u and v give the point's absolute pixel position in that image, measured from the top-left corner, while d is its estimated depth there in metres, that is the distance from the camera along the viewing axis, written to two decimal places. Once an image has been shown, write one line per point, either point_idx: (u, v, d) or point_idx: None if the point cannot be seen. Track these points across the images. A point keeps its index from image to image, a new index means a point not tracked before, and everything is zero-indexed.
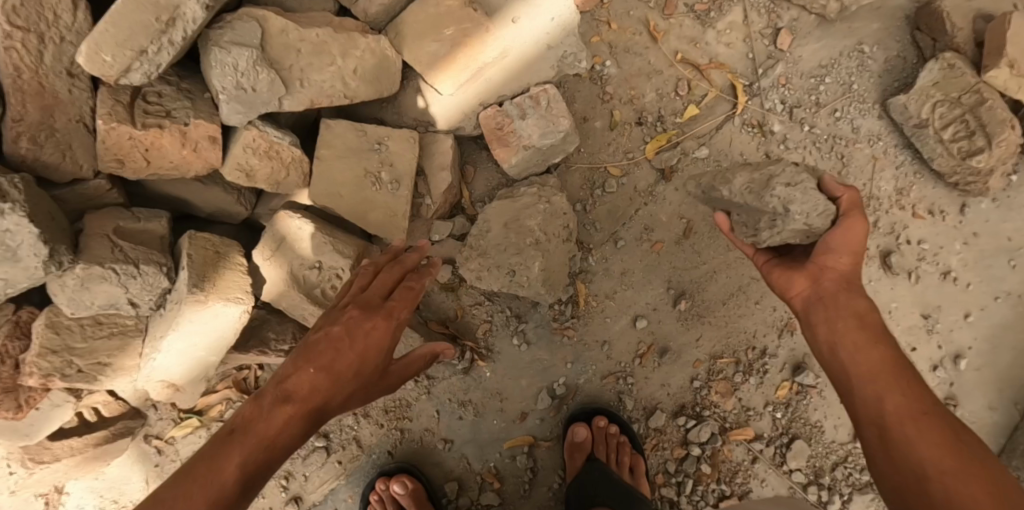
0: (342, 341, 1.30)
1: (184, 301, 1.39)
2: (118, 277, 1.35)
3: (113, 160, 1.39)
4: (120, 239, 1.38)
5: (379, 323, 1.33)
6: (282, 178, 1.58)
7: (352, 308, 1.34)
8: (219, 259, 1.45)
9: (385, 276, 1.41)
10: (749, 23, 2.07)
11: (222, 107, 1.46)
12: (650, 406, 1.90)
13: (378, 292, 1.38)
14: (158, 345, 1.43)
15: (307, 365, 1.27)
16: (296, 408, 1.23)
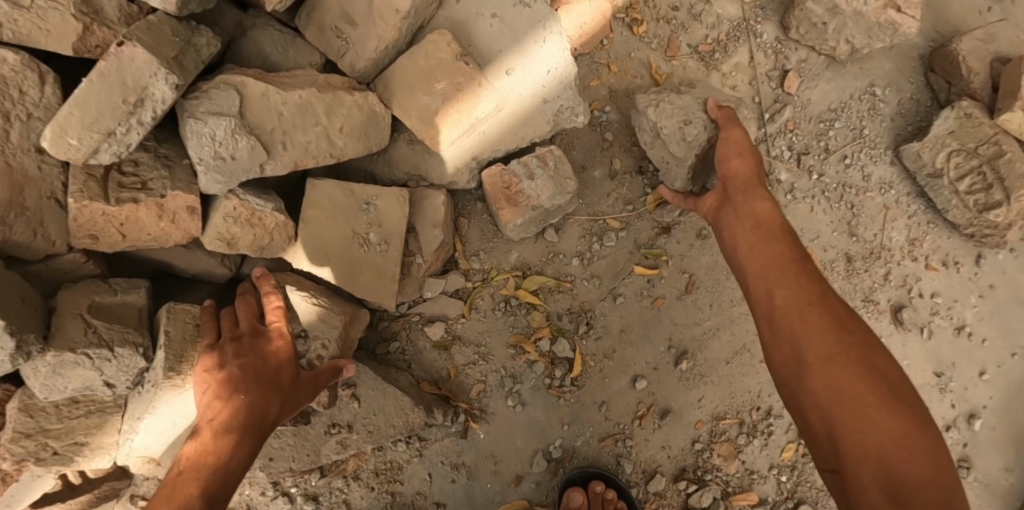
0: (250, 363, 1.32)
1: (161, 385, 1.34)
2: (92, 361, 1.30)
3: (87, 236, 1.34)
4: (95, 318, 1.33)
5: (277, 336, 1.38)
6: (265, 243, 1.52)
7: (241, 335, 1.37)
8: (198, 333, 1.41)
9: (248, 303, 1.43)
10: (756, 64, 1.99)
11: (200, 177, 1.39)
12: (650, 469, 1.83)
13: (250, 319, 1.40)
14: (136, 426, 1.39)
15: (230, 392, 1.28)
16: (240, 429, 1.24)
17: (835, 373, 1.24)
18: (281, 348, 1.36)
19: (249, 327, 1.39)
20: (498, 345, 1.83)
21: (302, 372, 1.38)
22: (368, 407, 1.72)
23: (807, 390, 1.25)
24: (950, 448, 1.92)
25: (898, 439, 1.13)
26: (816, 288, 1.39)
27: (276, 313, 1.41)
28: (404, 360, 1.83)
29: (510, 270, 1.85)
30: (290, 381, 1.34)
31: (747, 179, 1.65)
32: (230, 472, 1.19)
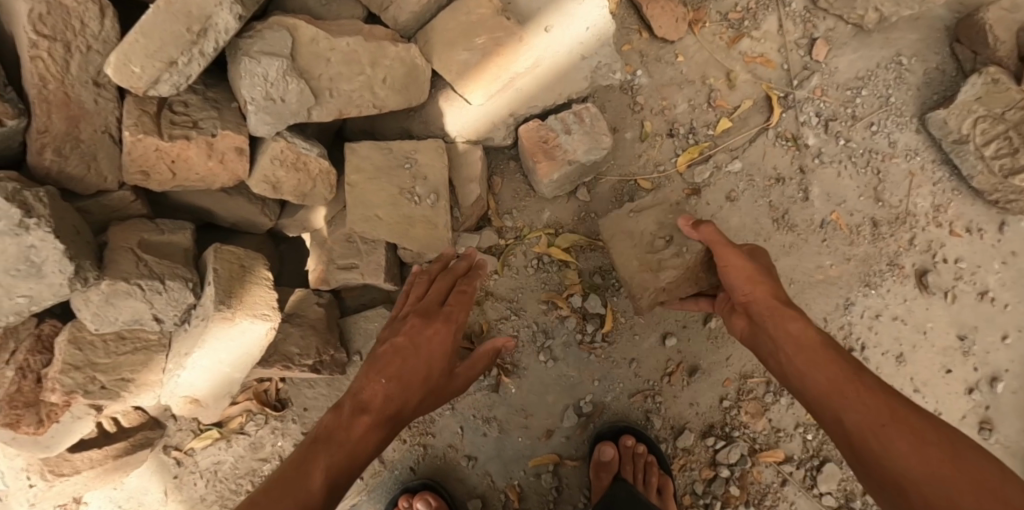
0: (402, 347, 1.44)
1: (212, 318, 1.35)
2: (143, 293, 1.31)
3: (138, 172, 1.34)
4: (145, 253, 1.35)
5: (438, 329, 1.47)
6: (308, 190, 1.52)
7: (415, 316, 1.49)
8: (244, 273, 1.42)
9: (439, 284, 1.55)
10: (784, 33, 2.02)
11: (250, 117, 1.40)
12: (679, 425, 1.86)
13: (434, 299, 1.52)
14: (183, 362, 1.40)
15: (378, 373, 1.40)
16: (377, 413, 1.35)
17: (892, 444, 1.18)
18: (439, 335, 1.47)
19: (430, 307, 1.51)
20: (530, 301, 1.85)
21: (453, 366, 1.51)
22: None
23: (840, 419, 1.26)
24: (971, 410, 1.95)
25: (928, 465, 1.14)
26: (852, 375, 1.29)
27: (457, 301, 1.53)
28: None
29: (542, 228, 1.88)
30: (441, 375, 1.46)
31: (772, 302, 1.47)
32: (357, 456, 1.28)
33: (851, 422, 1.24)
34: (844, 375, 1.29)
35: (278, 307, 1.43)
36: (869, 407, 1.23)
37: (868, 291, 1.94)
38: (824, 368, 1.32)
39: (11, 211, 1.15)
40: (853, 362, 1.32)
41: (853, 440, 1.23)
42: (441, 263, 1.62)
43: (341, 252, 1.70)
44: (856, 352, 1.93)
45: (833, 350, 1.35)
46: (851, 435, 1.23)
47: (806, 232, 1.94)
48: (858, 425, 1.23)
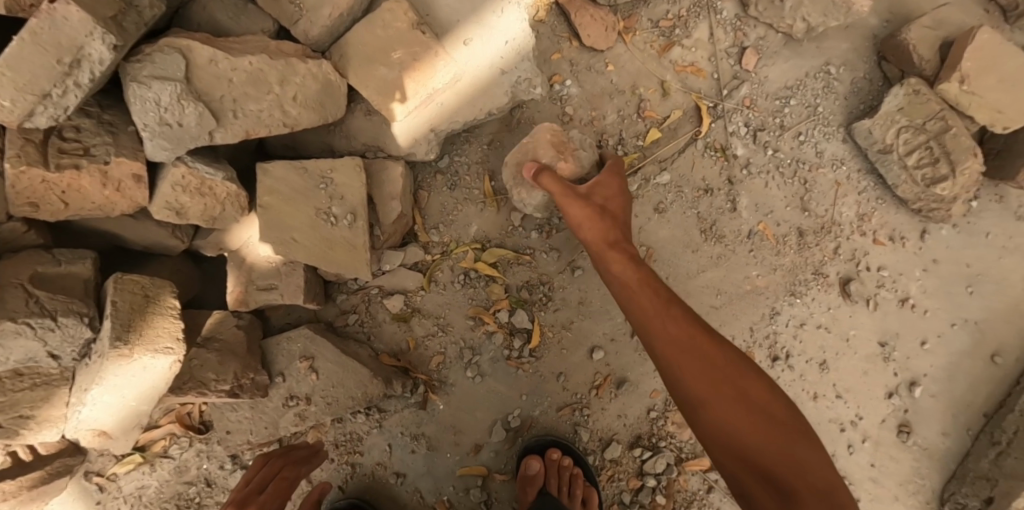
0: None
1: (108, 354, 1.30)
2: (34, 330, 1.28)
3: (26, 204, 1.27)
4: (37, 288, 1.30)
5: None
6: (217, 213, 1.47)
7: (232, 507, 1.49)
8: (147, 304, 1.36)
9: (265, 472, 1.58)
10: (715, 40, 2.01)
11: (146, 143, 1.34)
12: (607, 437, 1.87)
13: (255, 487, 1.54)
14: (83, 398, 1.34)
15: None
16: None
17: (729, 412, 1.33)
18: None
19: (248, 496, 1.52)
20: (457, 317, 1.84)
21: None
22: (326, 379, 1.73)
23: (676, 379, 1.39)
24: (892, 414, 2.00)
25: (751, 433, 1.31)
26: (696, 319, 1.46)
27: (274, 487, 1.53)
28: (363, 332, 1.84)
29: (470, 243, 1.87)
30: None
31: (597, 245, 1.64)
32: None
33: (698, 394, 1.36)
34: (699, 327, 1.44)
35: (183, 338, 1.38)
36: (682, 330, 1.44)
37: (793, 300, 1.97)
38: (674, 332, 1.43)
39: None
40: (712, 332, 1.44)
41: (687, 407, 1.38)
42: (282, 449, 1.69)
43: (262, 271, 1.67)
44: (782, 361, 1.97)
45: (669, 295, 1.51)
46: (683, 403, 1.38)
47: (733, 243, 1.97)
48: (690, 395, 1.36)
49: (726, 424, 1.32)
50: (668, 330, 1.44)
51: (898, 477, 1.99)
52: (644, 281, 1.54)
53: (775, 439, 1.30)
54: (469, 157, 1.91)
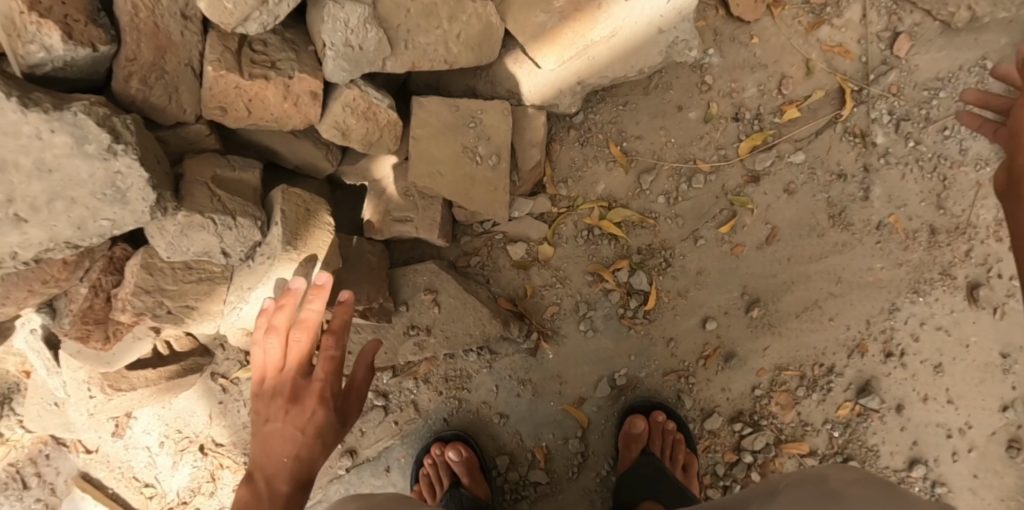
0: (292, 426, 1.38)
1: (279, 258, 1.42)
2: (216, 227, 1.35)
3: (216, 107, 1.36)
4: (218, 188, 1.39)
5: (312, 403, 1.39)
6: (375, 140, 1.53)
7: (284, 395, 1.40)
8: (308, 217, 1.46)
9: (297, 344, 1.43)
10: (868, 23, 1.95)
11: (327, 63, 1.40)
12: (708, 408, 1.89)
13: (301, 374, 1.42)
14: (246, 295, 1.49)
15: (275, 453, 1.37)
16: (292, 482, 1.35)
17: None
18: (315, 409, 1.39)
19: (298, 383, 1.41)
20: (576, 271, 1.88)
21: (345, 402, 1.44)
22: (447, 314, 1.79)
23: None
24: (1004, 428, 1.90)
25: None
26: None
27: (325, 368, 1.41)
28: (483, 275, 1.88)
29: (596, 200, 1.89)
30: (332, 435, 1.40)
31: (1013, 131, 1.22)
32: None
33: None
34: None
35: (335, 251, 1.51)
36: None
37: (915, 298, 1.92)
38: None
39: (101, 137, 1.20)
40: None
41: None
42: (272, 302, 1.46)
43: (398, 204, 1.73)
44: (896, 357, 1.91)
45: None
46: None
47: (861, 233, 1.91)
48: None
49: None
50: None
51: (999, 492, 1.90)
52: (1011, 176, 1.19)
53: None
54: (604, 116, 1.91)
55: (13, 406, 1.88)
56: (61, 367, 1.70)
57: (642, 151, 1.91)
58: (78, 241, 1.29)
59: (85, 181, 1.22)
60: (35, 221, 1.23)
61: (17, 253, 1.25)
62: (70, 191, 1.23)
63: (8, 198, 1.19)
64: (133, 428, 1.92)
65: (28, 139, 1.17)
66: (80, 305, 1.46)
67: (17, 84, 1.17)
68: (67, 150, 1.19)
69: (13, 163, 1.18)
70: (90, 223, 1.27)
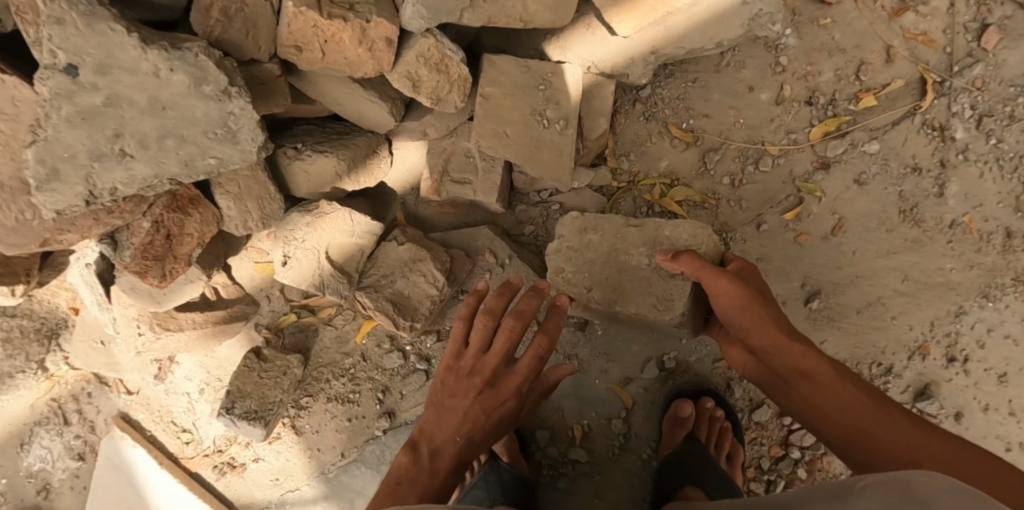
0: (478, 406, 1.37)
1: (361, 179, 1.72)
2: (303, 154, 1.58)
3: (292, 46, 1.36)
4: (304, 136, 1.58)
5: (520, 378, 1.39)
6: (444, 94, 1.52)
7: (483, 376, 1.38)
8: (372, 156, 1.72)
9: (504, 326, 1.39)
10: (955, 12, 1.85)
11: (406, 11, 1.40)
12: (758, 399, 1.83)
13: (499, 350, 1.39)
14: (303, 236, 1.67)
15: (449, 431, 1.36)
16: (447, 456, 1.34)
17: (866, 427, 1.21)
18: (508, 402, 1.39)
19: (494, 364, 1.39)
20: None
21: (511, 380, 1.39)
22: (499, 281, 1.76)
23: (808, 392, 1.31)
24: None
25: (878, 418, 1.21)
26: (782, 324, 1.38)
27: (540, 344, 1.40)
28: (536, 245, 1.84)
29: (658, 177, 1.83)
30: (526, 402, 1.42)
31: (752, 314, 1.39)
32: (414, 488, 1.29)
33: (822, 402, 1.28)
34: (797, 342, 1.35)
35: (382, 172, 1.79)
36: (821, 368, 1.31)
37: (984, 304, 1.82)
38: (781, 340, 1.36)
39: (219, 79, 1.23)
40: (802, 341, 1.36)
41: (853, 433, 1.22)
42: (505, 286, 1.46)
43: (458, 165, 1.72)
44: (958, 363, 1.82)
45: (800, 338, 1.36)
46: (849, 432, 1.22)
47: (932, 230, 1.83)
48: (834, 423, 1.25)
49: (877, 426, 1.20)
50: (786, 350, 1.35)
51: None
52: (783, 323, 1.38)
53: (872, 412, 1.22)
54: (672, 91, 1.85)
55: (60, 343, 1.91)
56: (113, 303, 1.70)
57: (710, 130, 1.84)
58: (183, 179, 1.31)
59: (199, 119, 1.25)
60: (143, 156, 1.25)
61: (118, 188, 1.27)
62: (182, 128, 1.25)
63: (116, 133, 1.22)
64: (175, 373, 1.91)
65: (147, 76, 1.19)
66: (141, 240, 1.46)
67: (131, 23, 1.19)
68: (184, 90, 1.22)
69: (128, 99, 1.20)
70: (199, 161, 1.29)
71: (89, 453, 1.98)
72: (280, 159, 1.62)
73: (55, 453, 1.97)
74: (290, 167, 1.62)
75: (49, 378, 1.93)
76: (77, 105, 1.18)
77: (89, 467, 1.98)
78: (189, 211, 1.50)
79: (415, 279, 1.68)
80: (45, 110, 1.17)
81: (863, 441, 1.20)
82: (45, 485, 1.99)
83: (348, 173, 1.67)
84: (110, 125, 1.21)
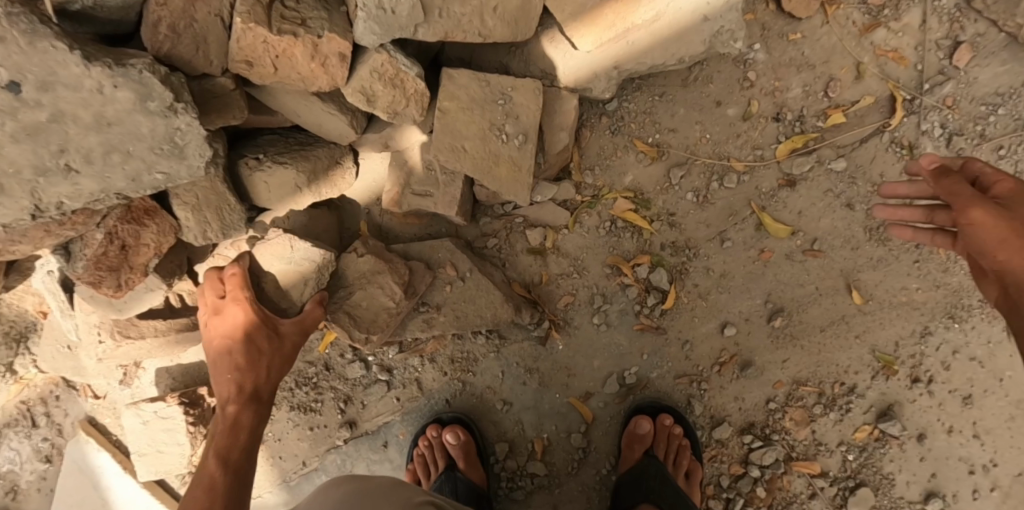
0: (226, 345, 1.59)
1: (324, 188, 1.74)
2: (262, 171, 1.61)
3: (243, 61, 1.36)
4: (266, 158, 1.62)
5: (237, 310, 1.59)
6: (401, 109, 1.53)
7: (213, 313, 1.61)
8: (336, 165, 1.72)
9: (211, 275, 1.64)
10: (926, 29, 1.82)
11: (358, 26, 1.40)
12: (719, 416, 1.83)
13: (214, 291, 1.62)
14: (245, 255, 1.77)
15: (221, 374, 1.59)
16: (238, 399, 1.57)
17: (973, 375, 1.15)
18: (240, 317, 1.59)
19: (218, 299, 1.62)
20: (596, 262, 1.83)
21: (279, 323, 1.61)
22: (459, 294, 1.76)
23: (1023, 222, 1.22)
24: None
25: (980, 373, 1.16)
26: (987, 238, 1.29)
27: (231, 280, 1.61)
28: (499, 258, 1.85)
29: (623, 191, 1.83)
30: (264, 332, 1.59)
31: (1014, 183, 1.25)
32: (236, 433, 1.53)
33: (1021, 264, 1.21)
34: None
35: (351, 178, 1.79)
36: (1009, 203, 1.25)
37: (950, 324, 1.80)
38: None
39: (165, 95, 1.26)
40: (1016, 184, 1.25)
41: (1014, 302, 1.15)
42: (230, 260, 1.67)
43: (420, 178, 1.71)
44: (921, 384, 1.81)
45: None
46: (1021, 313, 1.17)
47: (898, 249, 1.81)
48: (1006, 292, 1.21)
49: None
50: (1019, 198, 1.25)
51: None
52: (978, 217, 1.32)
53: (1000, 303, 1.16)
54: (637, 105, 1.84)
55: (28, 346, 1.92)
56: (75, 310, 1.71)
57: (675, 145, 1.84)
58: (130, 193, 1.34)
59: (144, 136, 1.28)
60: (88, 172, 1.28)
61: (65, 203, 1.29)
62: (127, 143, 1.28)
63: (61, 148, 1.24)
64: (141, 378, 1.92)
65: (90, 92, 1.21)
66: (95, 251, 1.47)
67: (74, 39, 1.19)
68: (128, 106, 1.24)
69: (72, 115, 1.22)
70: (145, 176, 1.32)
71: (56, 456, 2.00)
72: (242, 170, 1.62)
73: (23, 455, 1.99)
74: (252, 178, 1.63)
75: (17, 382, 1.95)
76: (20, 121, 1.19)
77: (56, 469, 2.00)
78: (145, 222, 1.51)
79: (372, 292, 1.68)
80: None
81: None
82: (13, 487, 2.00)
83: (309, 185, 1.69)
84: (53, 141, 1.23)
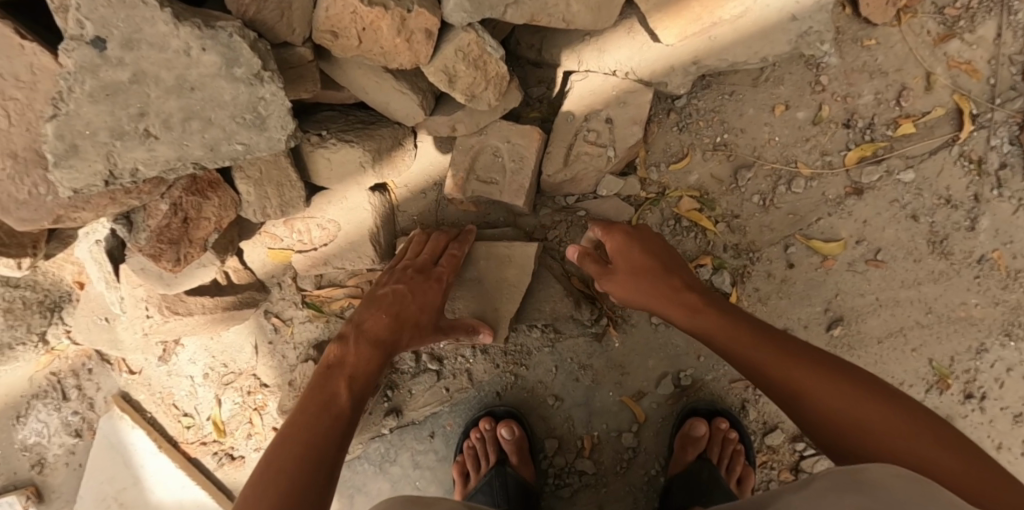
0: (399, 297, 1.60)
1: (385, 170, 1.69)
2: (327, 149, 1.56)
3: (327, 31, 1.32)
4: (329, 134, 1.57)
5: (431, 287, 1.62)
6: (479, 91, 1.49)
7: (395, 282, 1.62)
8: (397, 145, 1.67)
9: (407, 264, 1.66)
10: (1003, 42, 1.78)
11: (447, 3, 1.36)
12: (771, 422, 1.80)
13: (414, 273, 1.65)
14: (298, 234, 1.72)
15: (376, 314, 1.59)
16: (376, 341, 1.55)
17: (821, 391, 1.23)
18: (429, 293, 1.62)
19: (414, 273, 1.63)
20: None
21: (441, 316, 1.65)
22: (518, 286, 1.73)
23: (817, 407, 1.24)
24: None
25: (864, 412, 1.19)
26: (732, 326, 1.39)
27: (423, 283, 1.62)
28: (558, 252, 1.80)
29: (687, 189, 1.81)
30: (429, 321, 1.62)
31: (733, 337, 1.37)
32: (356, 375, 1.47)
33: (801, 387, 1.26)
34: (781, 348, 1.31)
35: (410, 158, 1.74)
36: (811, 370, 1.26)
37: (1006, 342, 1.79)
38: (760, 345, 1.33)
39: (251, 61, 1.21)
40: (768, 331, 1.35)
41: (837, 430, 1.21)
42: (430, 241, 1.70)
43: (485, 164, 1.69)
44: (974, 399, 1.80)
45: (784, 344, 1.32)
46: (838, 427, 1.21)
47: (960, 264, 1.79)
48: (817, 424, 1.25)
49: (821, 390, 1.23)
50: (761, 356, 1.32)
51: None
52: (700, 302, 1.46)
53: (820, 374, 1.25)
54: (706, 103, 1.81)
55: (64, 315, 1.85)
56: (120, 282, 1.64)
57: (742, 146, 1.80)
58: (206, 163, 1.29)
59: (226, 103, 1.23)
60: (165, 138, 1.22)
61: (139, 169, 1.25)
62: (208, 110, 1.23)
63: (140, 112, 1.19)
64: (180, 356, 1.86)
65: (176, 54, 1.17)
66: (158, 223, 1.43)
67: None
68: (213, 70, 1.20)
69: (153, 76, 1.18)
70: (224, 146, 1.27)
71: (86, 430, 1.92)
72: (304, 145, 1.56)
73: (51, 428, 1.91)
74: (314, 154, 1.56)
75: (49, 352, 1.87)
76: (100, 80, 1.15)
77: (86, 444, 1.92)
78: (208, 195, 1.46)
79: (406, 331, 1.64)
80: (68, 82, 1.14)
81: (800, 400, 1.26)
82: (39, 460, 1.92)
83: (373, 165, 1.63)
84: (133, 103, 1.19)
